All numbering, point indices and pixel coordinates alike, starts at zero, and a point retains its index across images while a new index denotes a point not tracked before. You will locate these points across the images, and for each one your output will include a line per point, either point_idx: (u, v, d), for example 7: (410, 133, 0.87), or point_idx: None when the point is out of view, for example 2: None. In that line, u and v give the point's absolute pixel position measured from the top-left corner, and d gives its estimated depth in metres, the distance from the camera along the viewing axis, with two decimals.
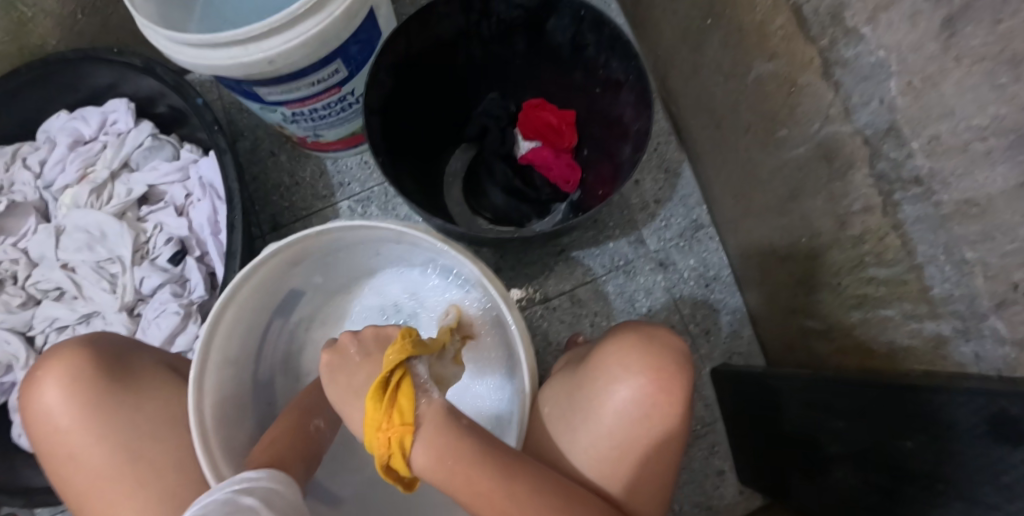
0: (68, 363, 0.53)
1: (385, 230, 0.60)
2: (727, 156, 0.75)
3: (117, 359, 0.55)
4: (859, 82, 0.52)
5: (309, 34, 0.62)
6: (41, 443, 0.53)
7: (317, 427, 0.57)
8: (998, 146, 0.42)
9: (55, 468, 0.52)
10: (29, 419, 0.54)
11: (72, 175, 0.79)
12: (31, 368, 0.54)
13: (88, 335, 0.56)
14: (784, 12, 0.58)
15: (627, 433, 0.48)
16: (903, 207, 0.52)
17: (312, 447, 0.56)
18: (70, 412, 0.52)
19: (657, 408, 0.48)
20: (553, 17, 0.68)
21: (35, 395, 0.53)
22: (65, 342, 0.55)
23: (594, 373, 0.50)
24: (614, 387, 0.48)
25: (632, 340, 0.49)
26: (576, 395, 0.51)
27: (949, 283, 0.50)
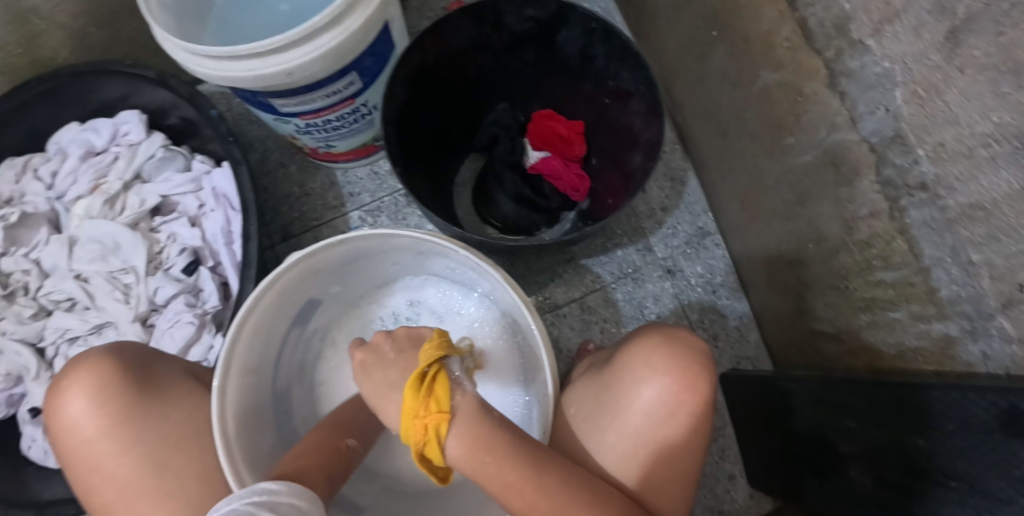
0: (95, 372, 0.53)
1: (406, 239, 0.61)
2: (733, 163, 0.77)
3: (143, 369, 0.55)
4: (865, 92, 0.55)
5: (327, 47, 0.63)
6: (66, 454, 0.53)
7: (350, 447, 0.57)
8: (1002, 152, 0.45)
9: (82, 480, 0.53)
10: (53, 429, 0.54)
11: (85, 186, 0.80)
12: (57, 377, 0.54)
13: (110, 344, 0.57)
14: (789, 24, 0.60)
15: (654, 430, 0.50)
16: (910, 212, 0.54)
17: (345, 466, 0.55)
18: (98, 423, 0.52)
19: (683, 406, 0.50)
20: (564, 28, 0.69)
21: (59, 406, 0.53)
22: (89, 352, 0.55)
23: (621, 373, 0.52)
24: (642, 386, 0.50)
25: (655, 341, 0.51)
26: (603, 396, 0.53)
27: (956, 285, 0.52)
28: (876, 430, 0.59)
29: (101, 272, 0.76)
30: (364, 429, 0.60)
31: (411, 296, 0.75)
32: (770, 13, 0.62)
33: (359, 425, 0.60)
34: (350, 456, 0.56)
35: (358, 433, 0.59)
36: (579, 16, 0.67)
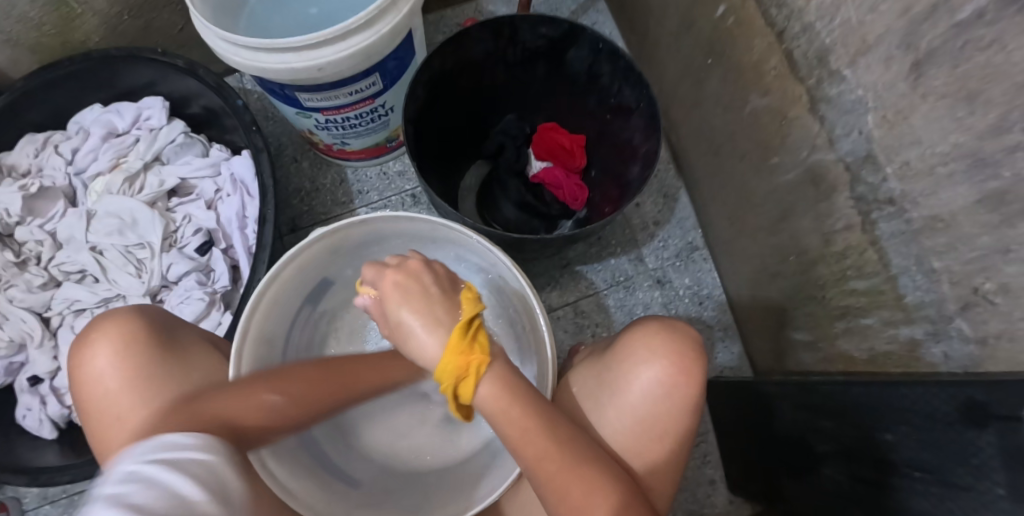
0: (123, 327, 0.56)
1: (421, 224, 0.66)
2: (722, 181, 0.83)
3: (162, 333, 0.58)
4: (842, 116, 0.62)
5: (357, 47, 0.68)
6: (87, 405, 0.55)
7: (287, 409, 0.49)
8: (958, 169, 0.52)
9: (97, 432, 0.54)
10: (75, 383, 0.56)
11: (105, 164, 0.83)
12: (82, 332, 0.56)
13: (138, 307, 0.59)
14: (777, 55, 0.68)
15: (650, 410, 0.54)
16: (880, 225, 0.61)
17: (275, 429, 0.49)
18: (120, 377, 0.54)
19: (678, 388, 0.53)
20: (573, 47, 0.76)
21: (82, 359, 0.55)
22: (115, 312, 0.57)
23: (621, 357, 0.56)
24: (640, 369, 0.54)
25: (658, 328, 0.55)
26: (604, 376, 0.57)
27: (921, 290, 0.58)
28: (848, 428, 0.64)
29: (116, 245, 0.79)
30: (316, 399, 0.52)
31: None
32: (760, 44, 0.69)
33: (307, 393, 0.51)
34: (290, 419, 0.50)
35: (307, 399, 0.51)
36: (588, 38, 0.74)
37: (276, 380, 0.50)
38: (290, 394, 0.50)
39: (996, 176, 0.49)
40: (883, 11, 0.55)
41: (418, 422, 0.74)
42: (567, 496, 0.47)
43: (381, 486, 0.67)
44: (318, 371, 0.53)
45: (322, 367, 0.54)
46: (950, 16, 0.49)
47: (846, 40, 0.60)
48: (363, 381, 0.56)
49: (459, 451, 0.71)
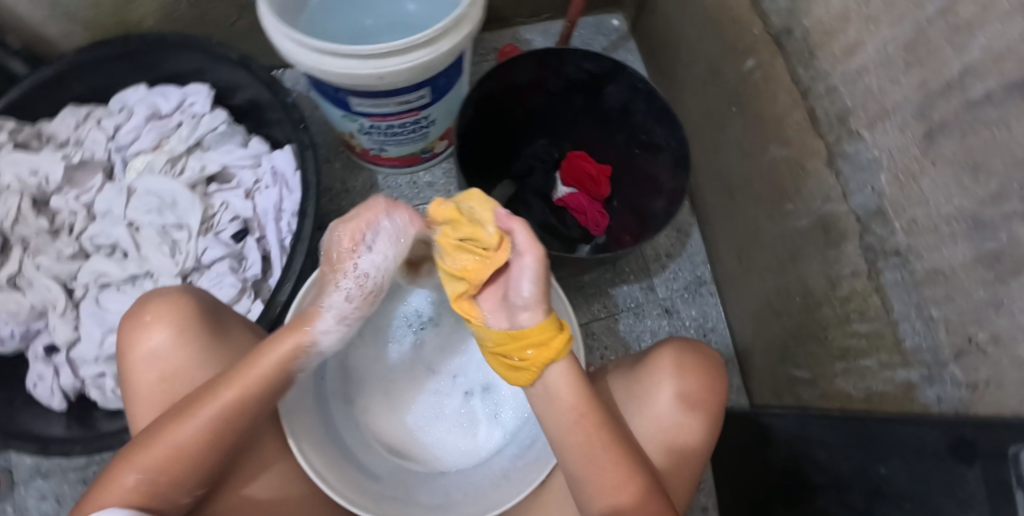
0: (176, 321, 0.55)
1: None
2: (735, 221, 0.89)
3: (215, 318, 0.58)
4: (857, 172, 0.68)
5: (417, 61, 0.72)
6: (136, 387, 0.55)
7: (153, 479, 0.50)
8: (960, 229, 0.58)
9: (142, 415, 0.55)
10: (124, 362, 0.56)
11: (147, 143, 0.85)
12: (138, 315, 0.56)
13: (198, 291, 0.59)
14: (800, 111, 0.74)
15: (676, 419, 0.57)
16: (885, 273, 0.67)
17: (159, 501, 0.50)
18: (181, 364, 0.55)
19: (702, 400, 0.57)
20: (612, 84, 0.82)
21: (135, 338, 0.55)
22: (169, 298, 0.57)
23: (649, 369, 0.59)
24: (668, 384, 0.58)
25: (687, 347, 0.60)
26: (634, 383, 0.60)
27: (919, 336, 0.64)
28: (844, 461, 0.69)
29: (154, 224, 0.81)
30: (182, 455, 0.51)
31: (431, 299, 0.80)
32: (785, 100, 0.76)
33: (167, 453, 0.51)
34: (161, 483, 0.51)
35: (168, 459, 0.51)
36: (627, 77, 0.79)
37: (133, 456, 0.51)
38: (149, 464, 0.50)
39: (994, 239, 0.55)
40: (904, 83, 0.62)
41: (433, 422, 0.77)
42: (599, 473, 0.54)
43: (402, 482, 0.68)
44: (179, 417, 0.52)
45: (180, 407, 0.52)
46: (964, 93, 0.56)
47: (866, 104, 0.66)
48: (226, 400, 0.52)
49: (478, 451, 0.74)
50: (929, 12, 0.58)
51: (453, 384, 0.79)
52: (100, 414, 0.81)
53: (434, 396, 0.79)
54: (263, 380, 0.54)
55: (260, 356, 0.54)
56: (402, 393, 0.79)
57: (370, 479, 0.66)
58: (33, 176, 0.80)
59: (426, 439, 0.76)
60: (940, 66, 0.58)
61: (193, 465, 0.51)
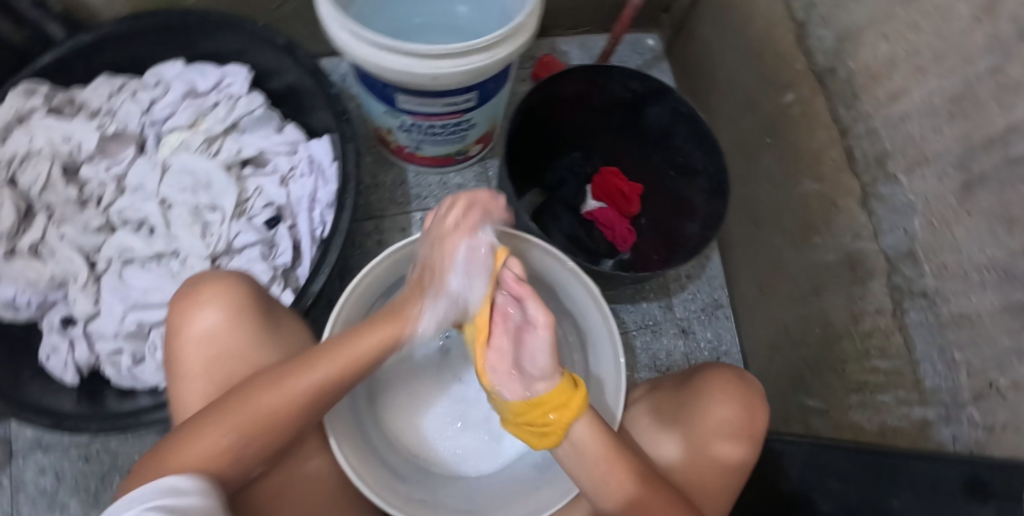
0: (238, 300, 0.57)
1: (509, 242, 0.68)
2: (759, 249, 0.92)
3: (266, 301, 0.60)
4: (891, 213, 0.71)
5: (472, 66, 0.73)
6: (187, 365, 0.56)
7: (238, 445, 0.51)
8: (991, 279, 0.61)
9: (193, 391, 0.56)
10: (175, 342, 0.57)
11: (183, 121, 0.84)
12: (197, 293, 0.57)
13: (247, 275, 0.61)
14: (837, 149, 0.77)
15: (721, 443, 0.58)
16: (910, 313, 0.69)
17: (235, 469, 0.51)
18: (236, 343, 0.57)
19: (749, 427, 0.58)
20: (655, 104, 0.83)
21: (191, 318, 0.57)
22: (223, 280, 0.59)
23: (691, 401, 0.60)
24: (710, 412, 0.59)
25: (735, 375, 0.61)
26: (680, 406, 0.61)
27: (940, 377, 0.67)
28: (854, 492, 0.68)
29: (187, 203, 0.80)
30: (269, 426, 0.52)
31: None
32: (823, 136, 0.78)
33: (256, 422, 0.51)
34: (243, 451, 0.51)
35: (256, 428, 0.52)
36: (671, 100, 0.81)
37: (222, 419, 0.51)
38: (239, 431, 0.51)
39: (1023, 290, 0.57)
40: (945, 133, 0.64)
41: (455, 431, 0.77)
42: (629, 497, 0.53)
43: (426, 486, 0.69)
44: (274, 387, 0.53)
45: (266, 376, 0.54)
46: (1006, 150, 0.58)
47: (905, 150, 0.69)
48: (320, 380, 0.54)
49: (500, 458, 0.75)
50: (978, 69, 0.60)
51: (477, 396, 0.79)
52: (111, 393, 0.79)
53: (458, 406, 0.79)
54: (359, 364, 0.56)
55: (358, 340, 0.57)
56: (427, 398, 0.79)
57: (394, 479, 0.66)
58: (65, 143, 0.79)
59: (446, 447, 0.76)
60: (984, 122, 0.60)
61: (279, 432, 0.53)
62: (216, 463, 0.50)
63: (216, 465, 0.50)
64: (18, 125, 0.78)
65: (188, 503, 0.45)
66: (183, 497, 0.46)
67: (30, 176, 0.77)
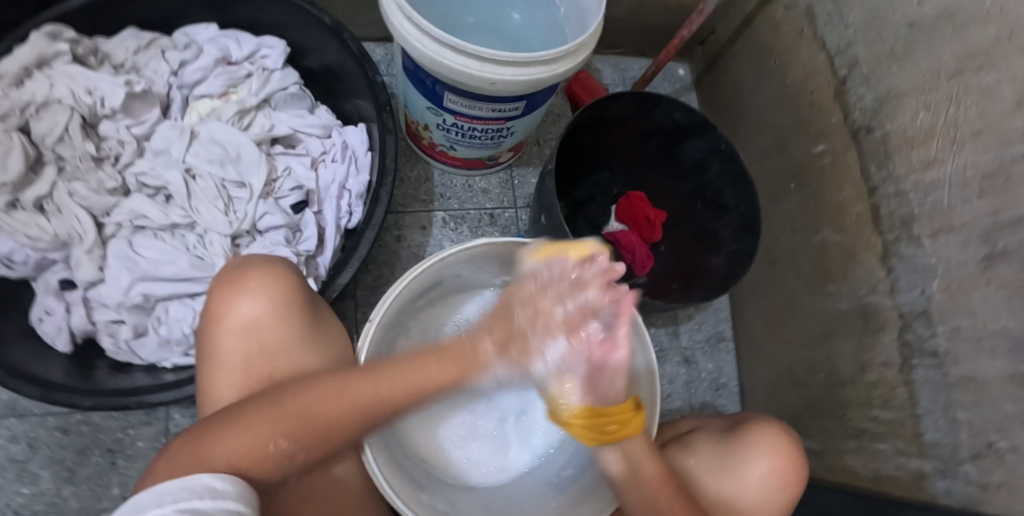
0: (282, 296, 0.56)
1: None
2: (771, 289, 0.96)
3: (308, 300, 0.58)
4: (910, 272, 0.73)
5: (532, 77, 0.72)
6: (223, 354, 0.54)
7: (288, 450, 0.49)
8: (1001, 346, 0.63)
9: (228, 382, 0.54)
10: (212, 329, 0.55)
11: (216, 89, 0.80)
12: (242, 280, 0.55)
13: (289, 264, 0.59)
14: (863, 204, 0.80)
15: (762, 496, 0.59)
16: (917, 369, 0.72)
17: (278, 471, 0.50)
18: (279, 337, 0.55)
19: (787, 481, 0.60)
20: (694, 138, 0.86)
21: (235, 305, 0.55)
22: (269, 269, 0.57)
23: (738, 452, 0.61)
24: (754, 469, 0.60)
25: (774, 427, 0.62)
26: (724, 454, 0.61)
27: (940, 432, 0.69)
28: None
29: (213, 175, 0.76)
30: (322, 433, 0.50)
31: None
32: (849, 191, 0.81)
33: (309, 427, 0.50)
34: (291, 456, 0.49)
35: (309, 435, 0.50)
36: (712, 136, 0.83)
37: (276, 420, 0.49)
38: (294, 435, 0.49)
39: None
40: (974, 205, 0.66)
41: (467, 440, 0.76)
42: None
43: (442, 497, 0.67)
44: (332, 395, 0.51)
45: (327, 383, 0.51)
46: None
47: (932, 215, 0.71)
48: (379, 403, 0.51)
49: (508, 471, 0.74)
50: (1014, 150, 0.62)
51: (491, 407, 0.77)
52: (102, 366, 0.74)
53: (470, 415, 0.77)
54: (419, 394, 0.52)
55: (419, 366, 0.52)
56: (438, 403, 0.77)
57: (414, 490, 0.64)
58: (88, 95, 0.74)
59: (457, 456, 0.74)
60: (1014, 200, 0.62)
61: (327, 442, 0.51)
62: (262, 463, 0.48)
63: (263, 465, 0.48)
64: (37, 70, 0.73)
65: (221, 509, 0.41)
66: (218, 501, 0.42)
67: (45, 125, 0.72)
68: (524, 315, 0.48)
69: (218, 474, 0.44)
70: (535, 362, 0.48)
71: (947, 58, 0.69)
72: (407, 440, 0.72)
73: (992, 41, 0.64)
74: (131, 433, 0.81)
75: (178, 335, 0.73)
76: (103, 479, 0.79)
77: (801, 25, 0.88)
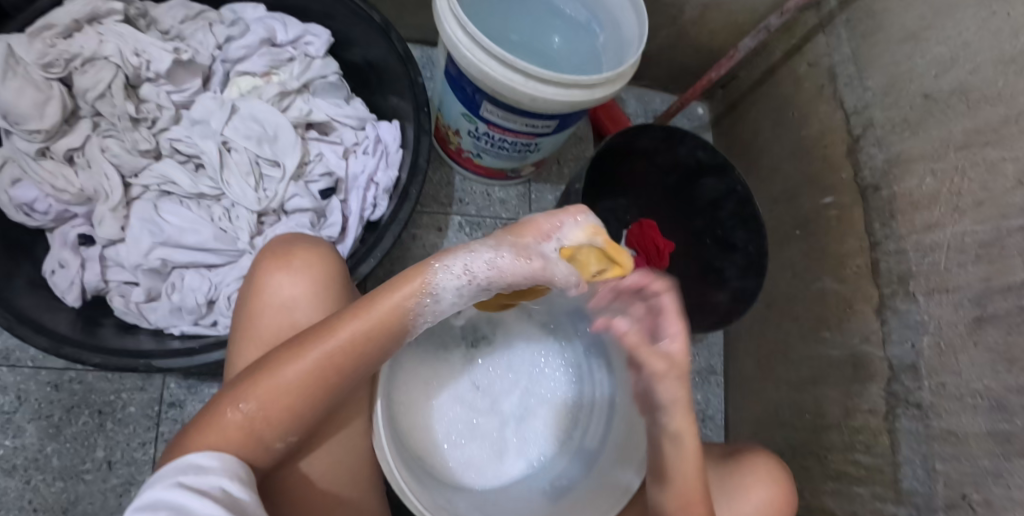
0: (315, 278, 0.57)
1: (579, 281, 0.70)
2: (767, 329, 1.00)
3: (337, 282, 0.58)
4: (903, 326, 0.76)
5: (572, 99, 0.74)
6: (258, 331, 0.55)
7: (254, 417, 0.49)
8: (983, 405, 0.66)
9: (248, 353, 0.55)
10: (251, 302, 0.56)
11: (259, 69, 0.82)
12: (284, 255, 0.57)
13: (334, 250, 0.61)
14: (863, 257, 0.84)
15: None
16: (901, 419, 0.75)
17: (256, 442, 0.50)
18: (311, 316, 0.56)
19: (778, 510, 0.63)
20: (712, 177, 0.91)
21: (273, 280, 0.56)
22: (314, 250, 0.58)
23: (736, 479, 0.63)
24: (750, 496, 0.63)
25: (770, 459, 0.65)
26: (724, 478, 0.64)
27: (917, 481, 0.72)
28: None
29: (249, 151, 0.78)
30: (288, 401, 0.50)
31: (496, 326, 0.82)
32: (852, 244, 0.86)
33: (270, 391, 0.49)
34: (261, 426, 0.49)
35: (275, 401, 0.50)
36: (729, 176, 0.88)
37: (242, 388, 0.50)
38: (257, 401, 0.49)
39: (1009, 420, 0.62)
40: (969, 269, 0.69)
41: (465, 441, 0.76)
42: None
43: (442, 492, 0.67)
44: (292, 352, 0.50)
45: (290, 346, 0.51)
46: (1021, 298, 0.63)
47: (929, 275, 0.73)
48: (335, 349, 0.51)
49: (500, 476, 0.75)
50: (1011, 224, 0.65)
51: (490, 407, 0.79)
52: (108, 325, 0.73)
53: (470, 414, 0.78)
54: (381, 331, 0.52)
55: (379, 297, 0.52)
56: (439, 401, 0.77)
57: (419, 483, 0.63)
58: (135, 57, 0.75)
59: (455, 455, 0.74)
60: (1006, 269, 0.65)
61: (293, 406, 0.50)
62: (234, 436, 0.49)
63: (234, 439, 0.49)
64: (87, 25, 0.75)
65: (209, 483, 0.44)
66: (206, 476, 0.44)
67: (89, 80, 0.73)
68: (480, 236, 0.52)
69: (206, 454, 0.46)
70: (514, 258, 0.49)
71: (958, 132, 0.72)
72: (409, 436, 0.72)
73: (1002, 121, 0.67)
74: (124, 396, 0.81)
75: (190, 304, 0.73)
76: (89, 439, 0.79)
77: (822, 84, 0.94)
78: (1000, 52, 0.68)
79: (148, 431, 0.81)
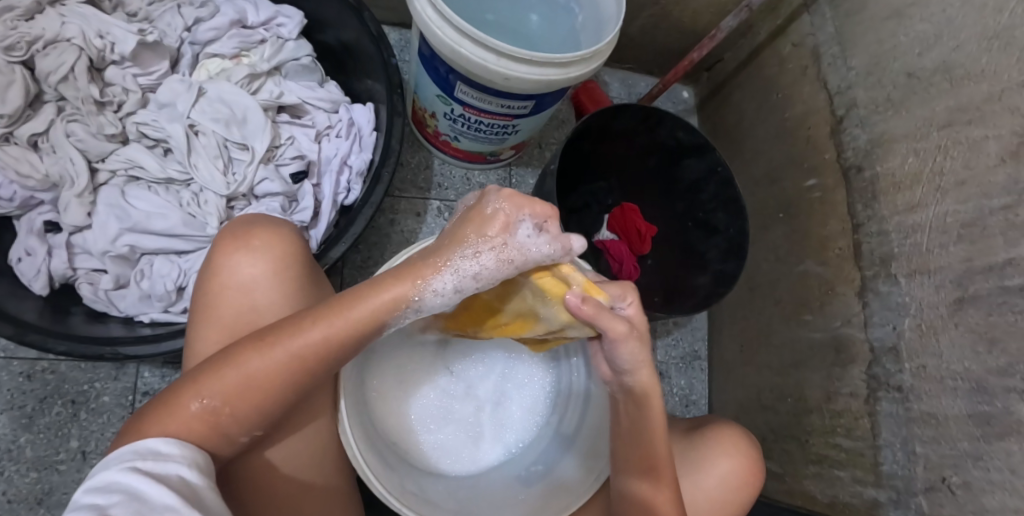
0: (276, 258, 0.56)
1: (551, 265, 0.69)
2: (750, 313, 0.99)
3: (300, 263, 0.57)
4: (884, 308, 0.75)
5: (545, 77, 0.72)
6: (217, 312, 0.54)
7: (217, 412, 0.48)
8: (963, 386, 0.65)
9: (210, 338, 0.54)
10: (209, 284, 0.55)
11: (228, 51, 0.80)
12: (244, 236, 0.56)
13: (296, 231, 0.60)
14: (845, 240, 0.82)
15: (723, 493, 0.62)
16: (882, 402, 0.75)
17: (217, 433, 0.48)
18: (273, 299, 0.55)
19: (748, 481, 0.63)
20: (693, 158, 0.89)
21: (233, 259, 0.55)
22: (275, 230, 0.57)
23: (700, 451, 0.63)
24: (714, 468, 0.62)
25: (739, 431, 0.65)
26: (688, 452, 0.64)
27: (897, 464, 0.72)
28: None
29: (217, 134, 0.76)
30: (253, 395, 0.49)
31: None
32: (835, 226, 0.84)
33: (235, 386, 0.48)
34: (224, 420, 0.48)
35: (238, 394, 0.48)
36: (710, 158, 0.87)
37: (204, 380, 0.48)
38: (221, 394, 0.48)
39: (989, 403, 0.62)
40: (949, 250, 0.68)
41: (438, 425, 0.75)
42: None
43: (414, 480, 0.67)
44: (260, 346, 0.49)
45: (257, 338, 0.50)
46: (1002, 279, 0.62)
47: (910, 256, 0.72)
48: (304, 346, 0.50)
49: (475, 460, 0.74)
50: (993, 204, 0.64)
51: (466, 392, 0.77)
52: (77, 313, 0.72)
53: (445, 399, 0.76)
54: (353, 331, 0.51)
55: (357, 301, 0.51)
56: (413, 385, 0.76)
57: (389, 468, 0.63)
58: (98, 39, 0.73)
59: (428, 440, 0.74)
60: (988, 250, 0.63)
61: (257, 400, 0.49)
62: (194, 428, 0.47)
63: (195, 431, 0.47)
64: (50, 7, 0.74)
65: (167, 469, 0.43)
66: (165, 463, 0.43)
67: (50, 62, 0.71)
68: (458, 240, 0.51)
69: (167, 441, 0.45)
70: (496, 264, 0.51)
71: (941, 111, 0.71)
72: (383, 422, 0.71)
73: (985, 98, 0.66)
74: (98, 386, 0.80)
75: (159, 291, 0.72)
76: (63, 430, 0.79)
77: (806, 64, 0.92)
78: (983, 27, 0.66)
79: (123, 420, 0.80)
